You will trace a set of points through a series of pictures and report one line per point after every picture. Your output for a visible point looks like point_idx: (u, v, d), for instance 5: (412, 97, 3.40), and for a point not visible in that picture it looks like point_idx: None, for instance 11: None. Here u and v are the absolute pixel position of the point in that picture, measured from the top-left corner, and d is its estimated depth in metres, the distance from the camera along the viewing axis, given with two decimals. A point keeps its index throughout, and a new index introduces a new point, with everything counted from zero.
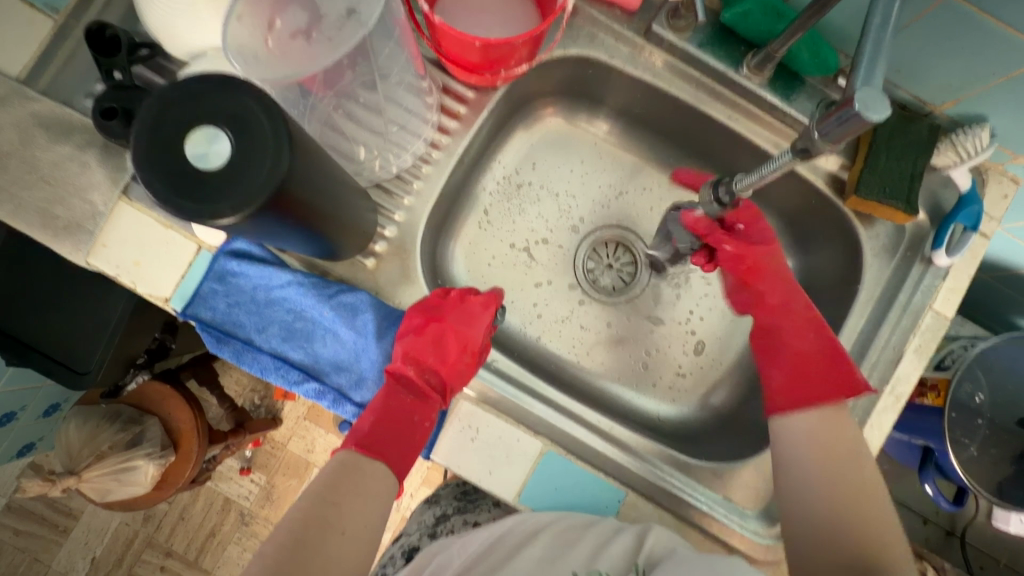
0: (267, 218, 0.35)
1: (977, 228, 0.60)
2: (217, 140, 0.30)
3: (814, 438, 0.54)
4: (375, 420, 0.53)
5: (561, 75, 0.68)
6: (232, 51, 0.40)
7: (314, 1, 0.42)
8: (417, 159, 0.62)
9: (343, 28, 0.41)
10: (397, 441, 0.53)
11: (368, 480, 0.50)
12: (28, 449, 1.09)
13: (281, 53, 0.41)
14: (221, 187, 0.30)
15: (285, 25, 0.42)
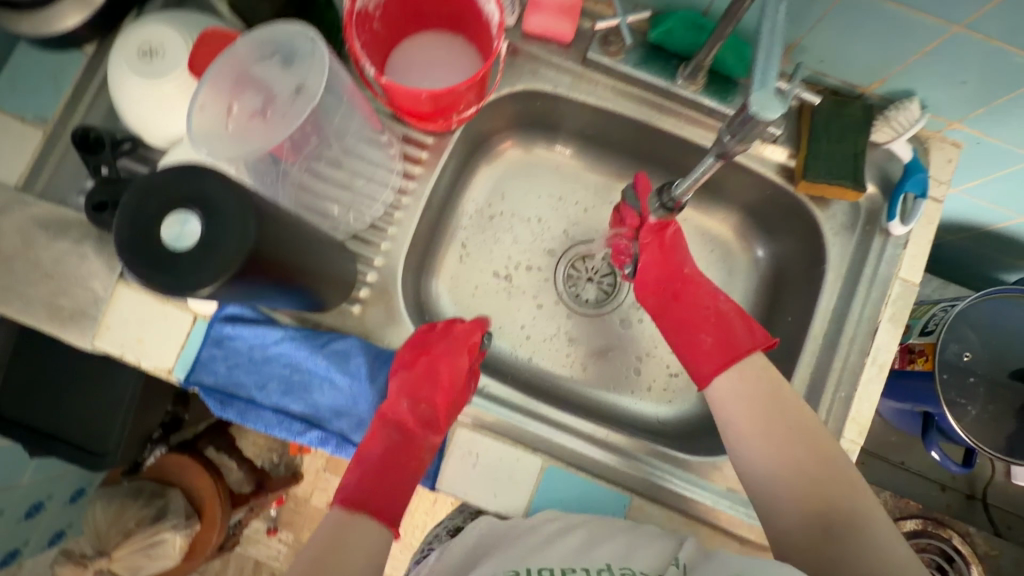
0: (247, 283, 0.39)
1: (926, 195, 0.62)
2: (188, 221, 0.34)
3: (741, 400, 0.56)
4: (363, 471, 0.55)
5: (514, 110, 0.72)
6: (198, 138, 0.42)
7: (264, 83, 0.46)
8: (388, 206, 0.66)
9: (294, 104, 0.45)
10: (390, 483, 0.55)
11: (362, 533, 0.50)
12: (59, 538, 1.11)
13: (240, 135, 0.44)
14: (197, 262, 0.34)
15: (241, 108, 0.45)
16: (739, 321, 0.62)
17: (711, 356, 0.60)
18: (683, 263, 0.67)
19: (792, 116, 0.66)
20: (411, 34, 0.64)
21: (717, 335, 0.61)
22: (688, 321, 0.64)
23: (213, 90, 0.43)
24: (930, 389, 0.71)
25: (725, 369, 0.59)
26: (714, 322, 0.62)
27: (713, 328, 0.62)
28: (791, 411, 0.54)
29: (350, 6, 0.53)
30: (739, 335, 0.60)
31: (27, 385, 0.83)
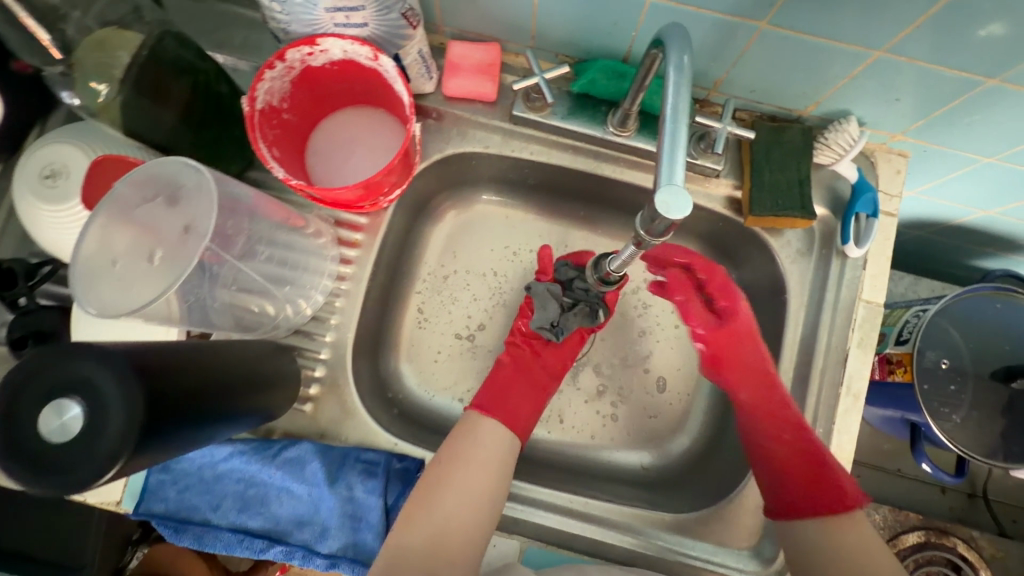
0: (168, 443, 0.36)
1: (878, 214, 0.60)
2: (68, 409, 0.31)
3: (832, 531, 0.52)
4: (490, 387, 0.63)
5: (450, 170, 0.70)
6: (82, 297, 0.40)
7: (149, 225, 0.44)
8: (328, 294, 0.63)
9: (185, 244, 0.44)
10: (509, 402, 0.61)
11: (493, 429, 0.58)
12: None
13: (128, 282, 0.43)
14: (81, 454, 0.31)
15: (127, 255, 0.44)
16: (834, 466, 0.55)
17: (812, 502, 0.54)
18: (739, 366, 0.60)
19: (731, 147, 0.64)
20: (330, 114, 0.62)
21: (813, 483, 0.55)
22: (801, 473, 0.55)
23: (95, 243, 0.42)
24: (912, 401, 0.69)
25: (800, 512, 0.54)
26: (809, 463, 0.56)
27: (811, 475, 0.55)
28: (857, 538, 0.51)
29: (250, 106, 0.51)
30: (836, 485, 0.54)
31: None
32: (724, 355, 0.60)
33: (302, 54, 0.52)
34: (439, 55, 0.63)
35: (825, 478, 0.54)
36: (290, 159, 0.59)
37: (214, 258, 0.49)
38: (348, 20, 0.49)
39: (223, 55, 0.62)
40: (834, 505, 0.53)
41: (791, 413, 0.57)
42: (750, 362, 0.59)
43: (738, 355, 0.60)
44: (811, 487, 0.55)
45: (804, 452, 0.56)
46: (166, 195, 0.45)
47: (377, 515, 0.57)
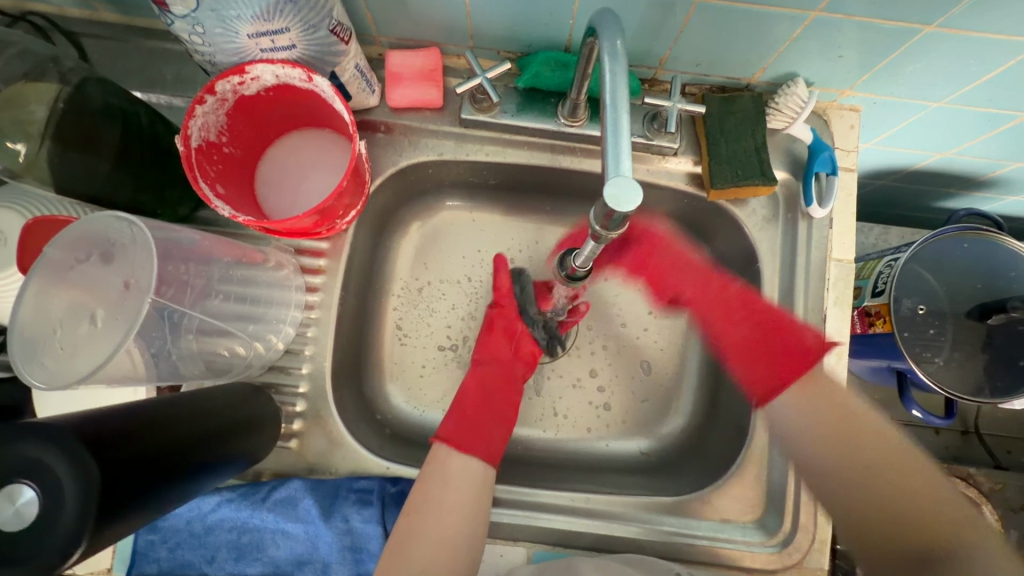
0: (138, 513, 0.34)
1: (837, 171, 0.60)
2: (21, 494, 0.29)
3: (811, 416, 0.55)
4: (457, 419, 0.60)
5: (407, 182, 0.68)
6: (27, 371, 0.39)
7: (87, 287, 0.43)
8: (298, 325, 0.61)
9: (126, 301, 0.42)
10: (478, 429, 0.60)
11: (462, 467, 0.56)
12: None
13: (71, 349, 0.40)
14: (40, 540, 0.29)
15: (66, 321, 0.41)
16: (787, 326, 0.60)
17: (805, 353, 0.58)
18: (688, 272, 0.68)
19: (686, 123, 0.63)
20: (275, 140, 0.60)
21: (775, 353, 0.60)
22: (771, 330, 0.61)
23: (31, 313, 0.40)
24: (895, 351, 0.70)
25: (788, 384, 0.58)
26: (767, 334, 0.61)
27: (773, 348, 0.60)
28: (895, 445, 0.51)
29: (186, 144, 0.49)
30: (800, 340, 0.59)
31: None
32: (659, 275, 0.71)
33: (232, 84, 0.50)
34: (379, 66, 0.62)
35: (789, 327, 0.59)
36: (238, 192, 0.57)
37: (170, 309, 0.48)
38: (275, 44, 0.47)
39: (155, 94, 0.60)
40: (808, 360, 0.58)
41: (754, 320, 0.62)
42: (686, 277, 0.69)
43: (667, 265, 0.69)
44: (801, 354, 0.58)
45: (751, 318, 0.62)
46: (100, 251, 0.43)
47: (378, 544, 0.55)
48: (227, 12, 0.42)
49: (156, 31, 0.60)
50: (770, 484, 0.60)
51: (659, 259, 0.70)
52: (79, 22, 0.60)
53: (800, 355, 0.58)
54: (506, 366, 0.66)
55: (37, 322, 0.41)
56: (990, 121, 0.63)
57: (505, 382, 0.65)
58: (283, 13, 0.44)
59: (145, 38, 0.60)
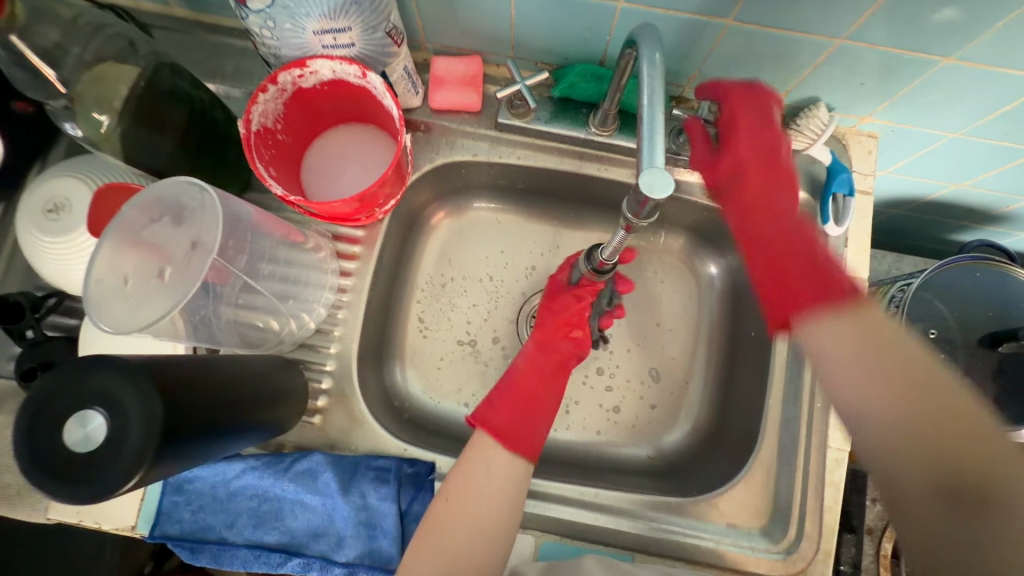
0: (184, 454, 0.37)
1: (854, 193, 0.63)
2: (90, 420, 0.32)
3: (850, 324, 0.47)
4: (501, 406, 0.60)
5: (440, 181, 0.72)
6: (96, 314, 0.42)
7: (157, 245, 0.46)
8: (330, 307, 0.64)
9: (192, 260, 0.46)
10: (520, 421, 0.60)
11: (506, 462, 0.56)
12: None
13: (139, 299, 0.44)
14: (105, 462, 0.32)
15: (137, 274, 0.45)
16: (836, 264, 0.51)
17: (808, 276, 0.51)
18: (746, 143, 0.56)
19: None
20: (323, 132, 0.64)
21: (812, 275, 0.51)
22: (784, 234, 0.55)
23: (107, 263, 0.44)
24: None
25: (797, 309, 0.51)
26: (809, 255, 0.52)
27: (810, 270, 0.51)
28: (905, 346, 0.45)
29: (246, 128, 0.53)
30: (834, 275, 0.50)
31: None
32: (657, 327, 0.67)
33: (293, 76, 0.54)
34: (423, 70, 0.66)
35: (834, 275, 0.50)
36: (287, 177, 0.61)
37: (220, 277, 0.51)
38: (336, 42, 0.51)
39: (215, 84, 0.65)
40: (840, 294, 0.49)
41: (790, 197, 0.57)
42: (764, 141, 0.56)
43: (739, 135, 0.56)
44: (824, 284, 0.50)
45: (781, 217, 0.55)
46: (173, 213, 0.47)
47: (391, 521, 0.57)
48: (298, 9, 0.46)
49: (221, 27, 0.65)
50: (778, 493, 0.61)
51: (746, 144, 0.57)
52: (152, 15, 0.65)
53: (828, 291, 0.49)
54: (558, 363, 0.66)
55: (109, 272, 0.44)
56: (1004, 155, 0.66)
57: (547, 376, 0.65)
58: (347, 12, 0.48)
59: (210, 33, 0.65)
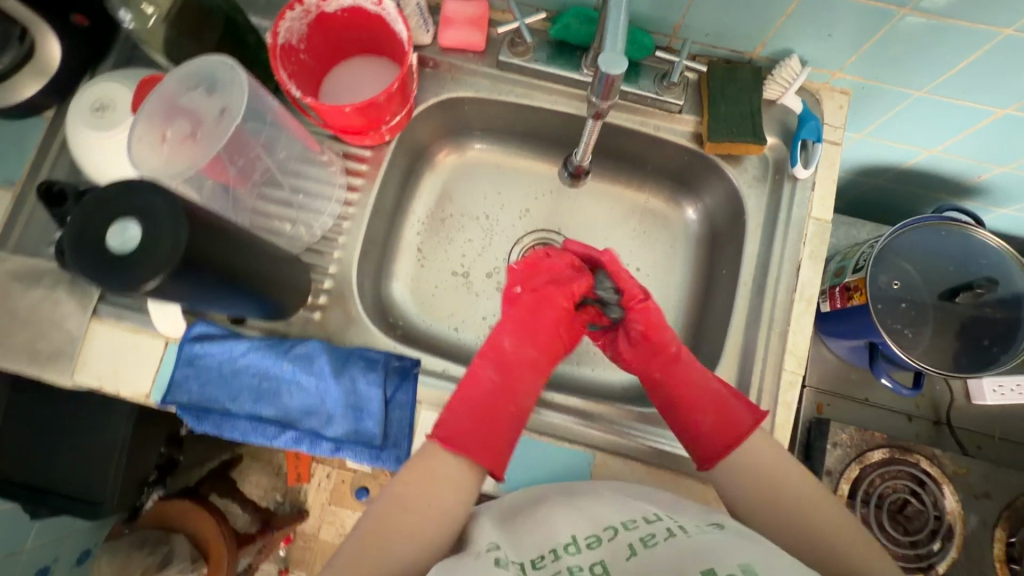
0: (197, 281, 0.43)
1: (821, 139, 0.68)
2: (129, 227, 0.39)
3: (747, 472, 0.55)
4: (466, 416, 0.57)
5: (445, 117, 0.79)
6: (140, 162, 0.54)
7: (191, 110, 0.57)
8: (336, 218, 0.71)
9: (219, 125, 0.57)
10: (476, 432, 0.56)
11: (450, 467, 0.54)
12: (87, 556, 1.27)
13: (176, 154, 0.56)
14: (138, 261, 0.38)
15: (174, 133, 0.56)
16: (737, 400, 0.59)
17: (719, 415, 0.58)
18: (669, 342, 0.64)
19: (692, 86, 0.72)
20: (341, 61, 0.71)
21: (714, 415, 0.58)
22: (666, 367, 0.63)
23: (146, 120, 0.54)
24: (868, 322, 0.75)
25: (717, 453, 0.57)
26: (713, 401, 0.59)
27: (710, 408, 0.59)
28: (800, 479, 0.54)
29: (273, 41, 0.60)
30: (733, 418, 0.58)
31: (49, 440, 0.91)
32: (655, 332, 0.65)
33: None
34: (434, 12, 0.73)
35: (727, 406, 0.59)
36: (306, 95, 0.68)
37: (241, 177, 0.61)
38: None
39: (248, 13, 0.72)
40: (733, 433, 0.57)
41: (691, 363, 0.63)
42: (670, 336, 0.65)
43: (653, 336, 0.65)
44: (722, 429, 0.57)
45: (679, 392, 0.61)
46: (203, 85, 0.57)
47: (377, 405, 0.63)
48: None
49: None
50: None
51: (651, 316, 0.66)
52: None
53: (729, 428, 0.57)
54: (539, 367, 0.63)
55: (149, 129, 0.55)
56: (968, 116, 0.70)
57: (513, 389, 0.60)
58: None
59: None
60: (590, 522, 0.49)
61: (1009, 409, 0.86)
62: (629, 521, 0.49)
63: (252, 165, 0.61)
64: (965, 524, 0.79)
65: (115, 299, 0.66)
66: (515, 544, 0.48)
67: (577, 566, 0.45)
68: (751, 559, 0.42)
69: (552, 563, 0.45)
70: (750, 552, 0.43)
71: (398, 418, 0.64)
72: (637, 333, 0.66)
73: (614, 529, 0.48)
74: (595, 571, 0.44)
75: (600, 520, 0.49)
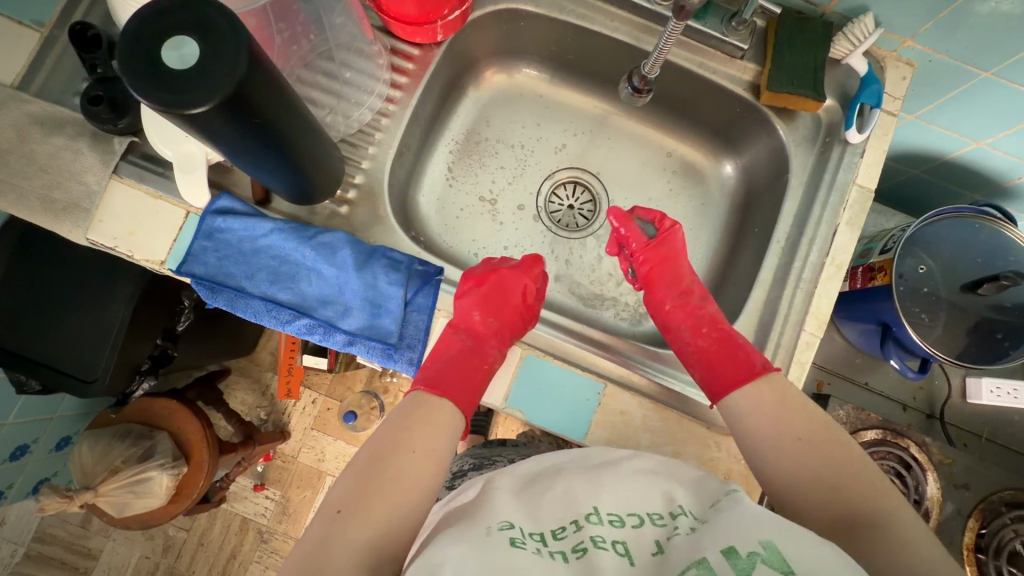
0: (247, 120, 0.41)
1: (881, 105, 0.66)
2: (186, 44, 0.36)
3: (763, 398, 0.54)
4: (443, 363, 0.60)
5: (499, 32, 0.77)
6: None
7: None
8: (375, 113, 0.68)
9: None
10: (456, 383, 0.59)
11: (442, 410, 0.56)
12: (65, 442, 1.27)
13: None
14: (195, 80, 0.36)
15: None
16: (746, 344, 0.60)
17: (730, 361, 0.59)
18: (685, 278, 0.69)
19: (759, 33, 0.70)
20: None
21: (705, 367, 0.61)
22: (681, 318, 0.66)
23: None
24: (888, 302, 0.76)
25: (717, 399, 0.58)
26: (722, 345, 0.61)
27: (702, 362, 0.62)
28: (809, 418, 0.51)
29: None
30: (740, 358, 0.59)
31: (50, 309, 0.90)
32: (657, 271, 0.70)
33: None
34: None
35: (736, 348, 0.60)
36: None
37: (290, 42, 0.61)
38: None
39: None
40: (743, 372, 0.57)
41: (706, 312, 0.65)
42: (688, 271, 0.70)
43: (665, 271, 0.69)
44: (726, 370, 0.59)
45: (693, 345, 0.63)
46: None
47: (396, 304, 0.62)
48: None
49: None
50: None
51: (668, 258, 0.70)
52: None
53: (740, 366, 0.58)
54: (504, 333, 0.64)
55: None
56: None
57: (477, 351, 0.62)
58: None
59: None
60: (620, 502, 0.45)
61: (1002, 412, 0.88)
62: (656, 514, 0.44)
63: (296, 40, 0.62)
64: (941, 511, 0.81)
65: (138, 160, 0.64)
66: (534, 517, 0.45)
67: (600, 538, 0.42)
68: (772, 537, 0.39)
69: (574, 535, 0.43)
70: (770, 528, 0.40)
71: (415, 321, 0.63)
72: (646, 274, 0.70)
73: (641, 518, 0.44)
74: (617, 550, 0.41)
75: (630, 498, 0.45)
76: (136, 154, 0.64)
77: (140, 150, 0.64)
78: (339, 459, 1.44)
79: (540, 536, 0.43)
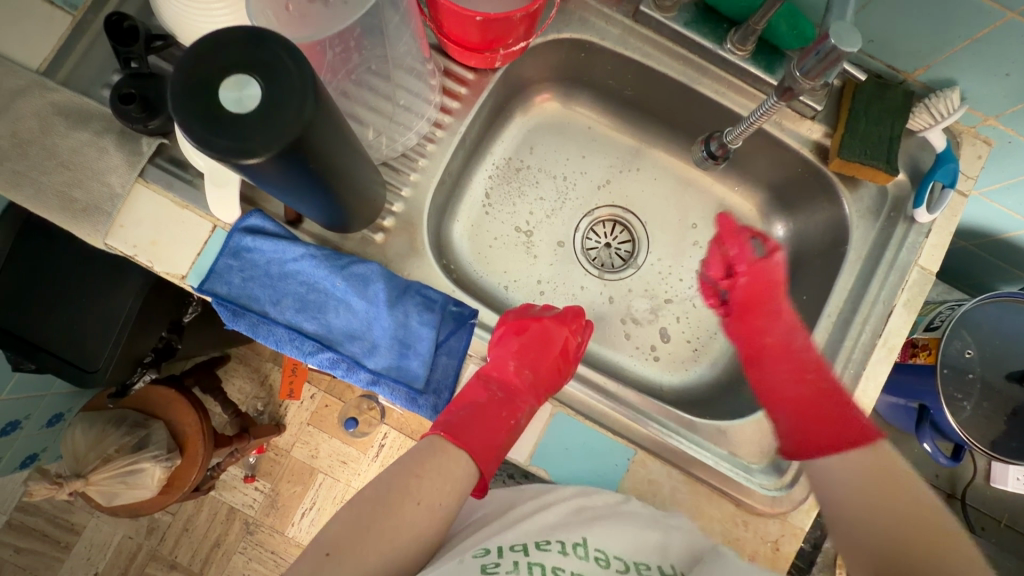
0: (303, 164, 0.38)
1: (955, 185, 0.63)
2: (248, 85, 0.33)
3: (857, 469, 0.57)
4: (467, 411, 0.56)
5: (556, 60, 0.73)
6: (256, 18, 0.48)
7: None
8: (421, 138, 0.65)
9: None
10: (479, 434, 0.54)
11: (456, 462, 0.52)
12: (56, 419, 1.23)
13: (300, 15, 0.51)
14: (257, 125, 0.33)
15: None
16: (856, 404, 0.62)
17: (841, 421, 0.61)
18: (769, 332, 0.71)
19: (833, 94, 0.67)
20: None
21: (796, 417, 0.64)
22: (781, 358, 0.68)
23: None
24: (930, 383, 0.73)
25: (809, 453, 0.61)
26: (823, 397, 0.62)
27: (794, 409, 0.64)
28: (908, 499, 0.53)
29: None
30: (847, 420, 0.61)
31: (56, 292, 0.86)
32: (754, 307, 0.75)
33: None
34: None
35: (845, 410, 0.61)
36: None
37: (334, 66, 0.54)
38: None
39: None
40: (857, 436, 0.60)
41: (809, 354, 0.65)
42: (775, 325, 0.72)
43: (768, 307, 0.74)
44: (827, 430, 0.62)
45: (792, 392, 0.65)
46: None
47: (426, 346, 0.59)
48: None
49: None
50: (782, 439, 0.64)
51: (767, 293, 0.75)
52: None
53: (849, 430, 0.61)
54: (540, 389, 0.60)
55: None
56: None
57: (507, 402, 0.58)
58: None
59: None
60: (610, 540, 0.47)
61: None
62: (642, 564, 0.46)
63: (346, 58, 0.55)
64: None
65: (166, 164, 0.60)
66: (514, 535, 0.46)
67: None
68: None
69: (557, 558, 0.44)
70: None
71: (444, 365, 0.60)
72: (743, 300, 0.76)
73: (625, 564, 0.45)
74: None
75: (619, 542, 0.47)
76: (164, 157, 0.61)
77: (168, 154, 0.61)
78: (332, 457, 1.39)
79: (520, 550, 0.44)
